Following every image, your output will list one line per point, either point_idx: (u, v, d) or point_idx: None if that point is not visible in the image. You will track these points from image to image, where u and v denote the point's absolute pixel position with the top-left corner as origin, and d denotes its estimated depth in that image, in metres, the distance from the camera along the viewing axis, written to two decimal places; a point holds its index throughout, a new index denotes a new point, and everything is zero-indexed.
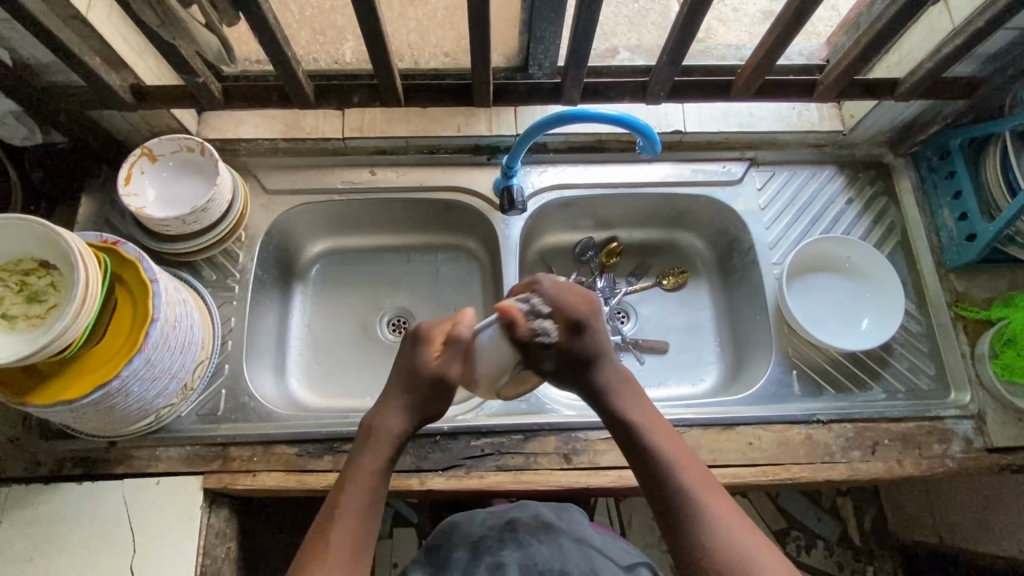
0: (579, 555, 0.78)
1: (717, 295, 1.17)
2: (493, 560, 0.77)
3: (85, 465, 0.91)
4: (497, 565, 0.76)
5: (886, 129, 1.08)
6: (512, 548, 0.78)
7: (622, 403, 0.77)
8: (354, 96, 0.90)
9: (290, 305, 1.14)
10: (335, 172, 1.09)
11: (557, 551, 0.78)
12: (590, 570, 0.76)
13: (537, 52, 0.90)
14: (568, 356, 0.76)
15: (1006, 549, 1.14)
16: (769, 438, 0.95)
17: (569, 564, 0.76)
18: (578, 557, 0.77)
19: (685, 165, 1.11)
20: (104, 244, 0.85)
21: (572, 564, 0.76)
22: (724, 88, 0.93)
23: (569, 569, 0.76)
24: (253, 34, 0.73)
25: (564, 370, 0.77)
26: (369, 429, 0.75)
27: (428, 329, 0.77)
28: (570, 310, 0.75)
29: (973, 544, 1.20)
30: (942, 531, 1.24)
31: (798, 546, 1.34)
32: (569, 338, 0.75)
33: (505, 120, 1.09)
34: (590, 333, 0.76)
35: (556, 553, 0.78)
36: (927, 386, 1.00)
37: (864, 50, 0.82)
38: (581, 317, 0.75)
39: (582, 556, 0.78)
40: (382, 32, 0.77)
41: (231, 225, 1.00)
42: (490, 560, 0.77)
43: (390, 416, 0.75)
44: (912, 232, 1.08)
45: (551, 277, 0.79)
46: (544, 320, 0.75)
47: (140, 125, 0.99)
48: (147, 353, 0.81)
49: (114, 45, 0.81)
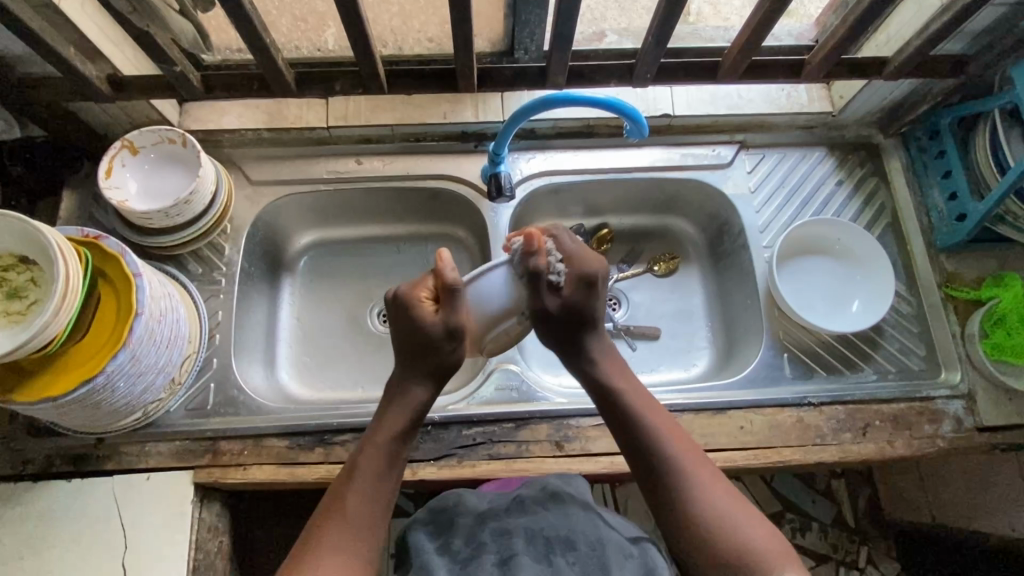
0: (586, 522, 0.78)
1: (709, 279, 1.17)
2: (499, 527, 0.77)
3: (74, 461, 0.91)
4: (502, 532, 0.77)
5: (875, 109, 1.07)
6: (517, 515, 0.79)
7: (606, 375, 0.83)
8: (337, 84, 0.88)
9: (278, 298, 1.13)
10: (321, 162, 1.08)
11: (564, 519, 0.78)
12: (595, 540, 0.76)
13: (523, 35, 0.89)
14: (572, 306, 0.82)
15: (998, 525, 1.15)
16: (760, 422, 0.95)
17: (575, 533, 0.76)
18: (585, 526, 0.77)
19: (675, 149, 1.10)
20: (86, 238, 0.84)
21: (577, 533, 0.77)
22: (711, 70, 0.92)
23: (574, 538, 0.76)
24: (230, 21, 0.71)
25: (562, 321, 0.83)
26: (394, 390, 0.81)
27: (411, 295, 0.79)
28: (585, 264, 0.82)
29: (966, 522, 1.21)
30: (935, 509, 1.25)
31: (793, 529, 1.32)
32: (580, 290, 0.82)
33: (492, 107, 1.08)
34: (597, 290, 0.83)
35: (562, 521, 0.78)
36: (918, 367, 1.00)
37: (852, 29, 0.81)
38: (594, 271, 0.82)
39: (588, 523, 0.78)
40: (361, 17, 0.76)
41: (216, 218, 0.98)
42: (496, 526, 0.77)
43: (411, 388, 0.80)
44: (903, 213, 1.08)
45: (569, 231, 0.85)
46: (559, 263, 0.82)
47: (119, 116, 0.98)
48: (132, 348, 0.80)
49: (88, 35, 0.79)
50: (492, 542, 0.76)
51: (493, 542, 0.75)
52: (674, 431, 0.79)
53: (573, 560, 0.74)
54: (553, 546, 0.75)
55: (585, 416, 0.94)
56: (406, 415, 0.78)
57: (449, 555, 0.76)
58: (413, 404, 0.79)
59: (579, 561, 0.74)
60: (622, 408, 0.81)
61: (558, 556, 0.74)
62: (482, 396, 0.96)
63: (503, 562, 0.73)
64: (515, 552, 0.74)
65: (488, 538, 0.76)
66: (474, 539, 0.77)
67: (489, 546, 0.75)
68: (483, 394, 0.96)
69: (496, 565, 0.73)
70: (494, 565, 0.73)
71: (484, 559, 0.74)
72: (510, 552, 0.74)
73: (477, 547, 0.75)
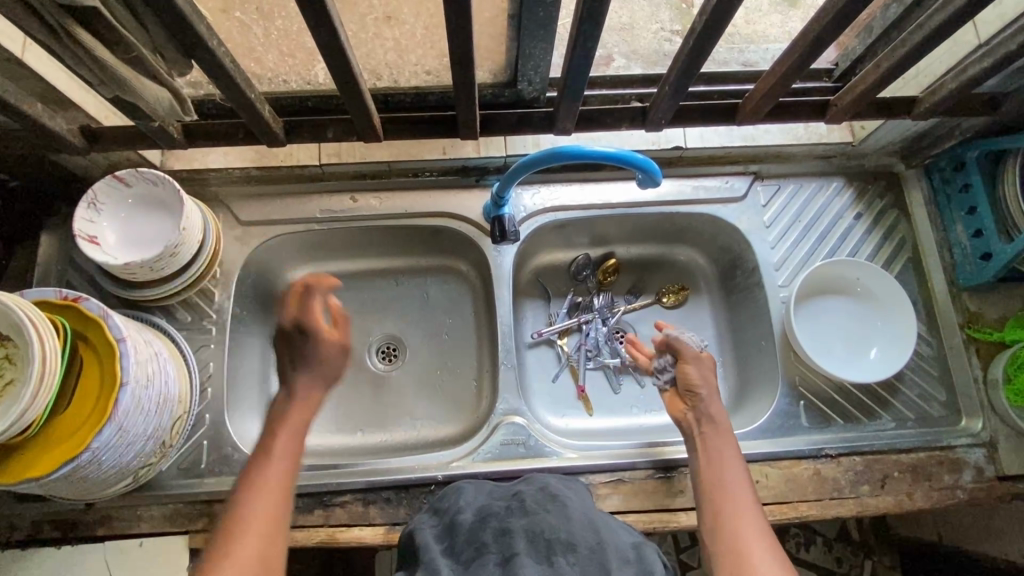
0: (590, 527, 0.69)
1: (719, 312, 1.13)
2: (499, 527, 0.68)
3: (65, 527, 0.87)
4: (503, 533, 0.68)
5: (897, 140, 1.02)
6: (519, 516, 0.69)
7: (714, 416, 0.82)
8: (329, 131, 0.85)
9: (272, 338, 1.08)
10: (314, 200, 1.02)
11: (564, 520, 0.69)
12: (596, 543, 0.66)
13: (527, 69, 0.82)
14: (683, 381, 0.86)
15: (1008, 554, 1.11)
16: (776, 476, 0.91)
17: (577, 536, 0.67)
18: (586, 530, 0.68)
19: (685, 181, 1.05)
20: (63, 301, 0.79)
21: (579, 535, 0.67)
22: (729, 111, 0.87)
23: (576, 541, 0.66)
24: (210, 80, 0.65)
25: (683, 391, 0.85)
26: (304, 378, 0.77)
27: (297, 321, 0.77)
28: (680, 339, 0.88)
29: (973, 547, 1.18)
30: (941, 530, 1.22)
31: (797, 544, 1.29)
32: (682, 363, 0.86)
33: (494, 142, 1.03)
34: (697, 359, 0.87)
35: (564, 523, 0.68)
36: (938, 413, 0.97)
37: (885, 74, 0.76)
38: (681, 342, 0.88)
39: (591, 527, 0.68)
40: (353, 71, 0.69)
41: (205, 264, 0.93)
42: (496, 526, 0.69)
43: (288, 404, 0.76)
44: (924, 248, 1.03)
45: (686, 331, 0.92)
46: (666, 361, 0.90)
47: (97, 158, 0.92)
48: (119, 421, 0.76)
49: (59, 87, 0.73)
50: (494, 543, 0.67)
51: (495, 543, 0.67)
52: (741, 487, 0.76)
53: (574, 562, 0.64)
54: (555, 549, 0.65)
55: (595, 472, 0.91)
56: (306, 414, 0.76)
57: (451, 555, 0.68)
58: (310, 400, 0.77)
59: (581, 564, 0.64)
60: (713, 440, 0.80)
61: (560, 558, 0.64)
62: (487, 451, 0.92)
63: (504, 562, 0.64)
64: (516, 553, 0.64)
65: (490, 539, 0.67)
66: (476, 539, 0.69)
67: (490, 547, 0.66)
68: (489, 449, 0.92)
69: (497, 566, 0.64)
70: (494, 567, 0.64)
71: (485, 560, 0.65)
72: (510, 552, 0.64)
73: (479, 548, 0.67)
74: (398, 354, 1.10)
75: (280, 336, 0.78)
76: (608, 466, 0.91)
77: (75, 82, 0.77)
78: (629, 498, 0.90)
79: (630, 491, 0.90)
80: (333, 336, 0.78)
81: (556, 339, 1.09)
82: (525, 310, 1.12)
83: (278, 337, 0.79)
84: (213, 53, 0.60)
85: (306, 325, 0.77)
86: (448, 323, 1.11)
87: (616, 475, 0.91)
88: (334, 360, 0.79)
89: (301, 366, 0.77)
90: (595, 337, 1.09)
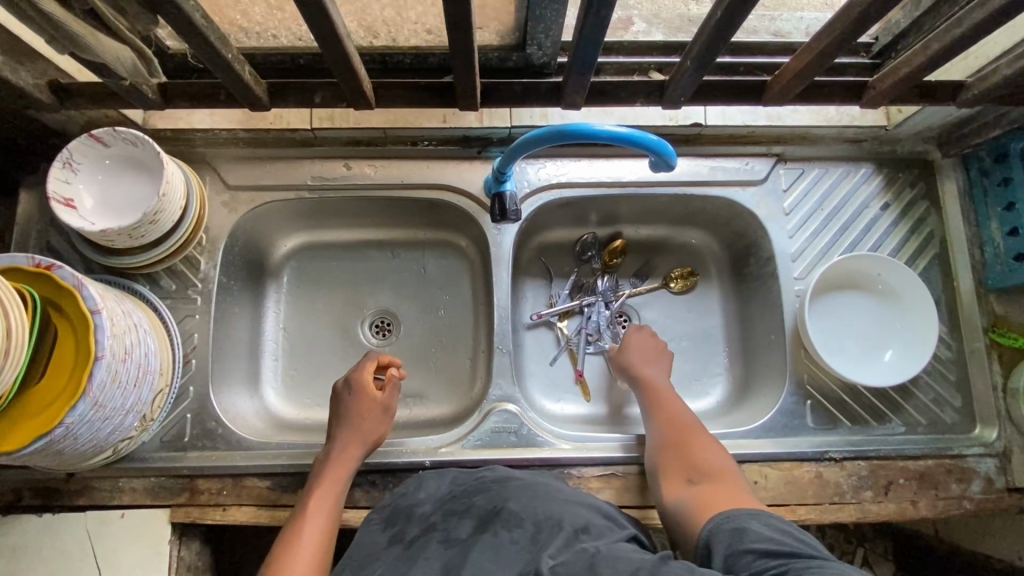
0: (545, 500, 0.70)
1: (729, 300, 1.07)
2: (457, 508, 0.72)
3: (45, 495, 0.86)
4: (452, 514, 0.71)
5: (936, 125, 0.94)
6: (476, 496, 0.73)
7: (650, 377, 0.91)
8: (317, 96, 0.79)
9: (262, 308, 1.04)
10: (305, 166, 0.97)
11: (527, 499, 0.70)
12: (545, 519, 0.67)
13: (537, 32, 0.74)
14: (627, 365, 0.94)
15: (1006, 555, 1.08)
16: (776, 477, 0.88)
17: (527, 510, 0.68)
18: (541, 505, 0.69)
19: (703, 161, 0.98)
20: (36, 269, 0.74)
21: (529, 510, 0.68)
22: (756, 90, 0.80)
23: (524, 515, 0.67)
24: (180, 39, 0.59)
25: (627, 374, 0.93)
26: (347, 432, 0.84)
27: (359, 378, 0.88)
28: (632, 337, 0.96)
29: (971, 544, 1.15)
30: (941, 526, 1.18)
31: None
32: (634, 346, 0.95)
33: (498, 111, 0.95)
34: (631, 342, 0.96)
35: (519, 498, 0.70)
36: (951, 420, 0.92)
37: (934, 57, 0.68)
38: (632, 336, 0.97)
39: (547, 502, 0.69)
40: (340, 36, 0.63)
41: (189, 231, 0.89)
42: (449, 509, 0.72)
43: (345, 450, 0.83)
44: (953, 244, 0.97)
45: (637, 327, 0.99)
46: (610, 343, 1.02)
47: (75, 115, 0.86)
48: (94, 396, 0.73)
49: (22, 37, 0.67)
50: (442, 523, 0.70)
51: (443, 522, 0.70)
52: (682, 424, 0.83)
53: (516, 536, 0.64)
54: (500, 522, 0.66)
55: (588, 465, 0.88)
56: (344, 470, 0.81)
57: (399, 539, 0.70)
58: (347, 459, 0.82)
59: (522, 541, 0.64)
60: (656, 392, 0.88)
61: (503, 531, 0.65)
62: (477, 438, 0.89)
63: (446, 542, 0.66)
64: (459, 535, 0.67)
65: (438, 520, 0.71)
66: (426, 522, 0.71)
67: (437, 526, 0.69)
68: (479, 436, 0.89)
69: (440, 543, 0.66)
70: (437, 545, 0.66)
71: (430, 538, 0.67)
72: (453, 534, 0.67)
73: (426, 530, 0.70)
74: (392, 329, 1.06)
75: (335, 396, 0.89)
76: (602, 459, 0.88)
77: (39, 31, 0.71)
78: (621, 493, 0.87)
79: (623, 486, 0.87)
80: (377, 394, 0.88)
81: (557, 321, 1.05)
82: (525, 289, 1.07)
83: (334, 396, 0.89)
84: (180, 8, 0.54)
85: (357, 384, 0.88)
86: (444, 300, 1.07)
87: (609, 469, 0.88)
88: (372, 421, 0.86)
89: (347, 424, 0.85)
90: (597, 321, 1.04)
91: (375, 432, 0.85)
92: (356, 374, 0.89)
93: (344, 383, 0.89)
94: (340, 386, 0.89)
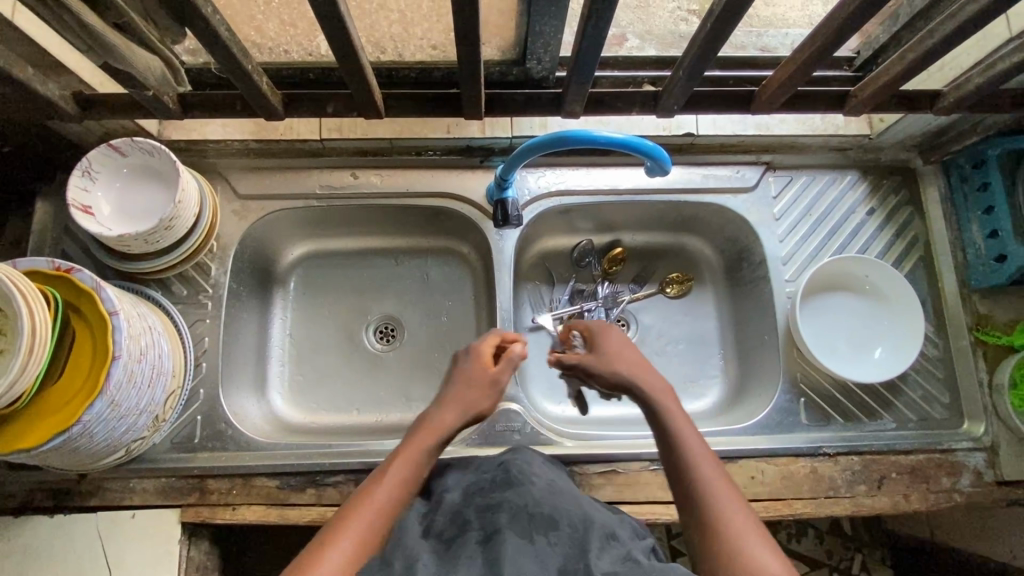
0: (573, 503, 0.66)
1: (723, 304, 1.11)
2: (485, 503, 0.65)
3: (57, 497, 0.87)
4: (486, 510, 0.64)
5: (917, 133, 0.99)
6: (504, 491, 0.67)
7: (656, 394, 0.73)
8: (328, 107, 0.82)
9: (269, 315, 1.07)
10: (313, 175, 1.00)
11: (549, 497, 0.66)
12: (579, 521, 0.63)
13: (537, 47, 0.78)
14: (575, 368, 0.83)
15: (1000, 554, 1.10)
16: (772, 472, 0.90)
17: (560, 512, 0.64)
18: (570, 507, 0.65)
19: (696, 169, 1.02)
20: (57, 272, 0.77)
21: (561, 512, 0.64)
22: (744, 99, 0.84)
23: (558, 517, 0.63)
24: (205, 50, 0.63)
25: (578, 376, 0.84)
26: (451, 397, 0.76)
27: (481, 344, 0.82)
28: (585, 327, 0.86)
29: (966, 545, 1.17)
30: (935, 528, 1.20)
31: (789, 535, 1.24)
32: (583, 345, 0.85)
33: (499, 122, 1.00)
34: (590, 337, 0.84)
35: (547, 498, 0.66)
36: (940, 416, 0.95)
37: (911, 66, 0.72)
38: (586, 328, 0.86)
39: (575, 503, 0.66)
40: (355, 49, 0.67)
41: (202, 237, 0.91)
42: (480, 504, 0.65)
43: (446, 417, 0.74)
44: (936, 247, 1.01)
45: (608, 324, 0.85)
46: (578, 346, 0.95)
47: (93, 127, 0.90)
48: (110, 395, 0.75)
49: (49, 50, 0.71)
50: (477, 520, 0.63)
51: (478, 519, 0.63)
52: (712, 470, 0.65)
53: (555, 541, 0.60)
54: (537, 525, 0.62)
55: (590, 462, 0.90)
56: (440, 436, 0.72)
57: (431, 536, 0.63)
58: (444, 423, 0.73)
59: (562, 543, 0.60)
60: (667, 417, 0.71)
61: (541, 535, 0.60)
62: (481, 436, 0.91)
63: (485, 540, 0.60)
64: (498, 529, 0.60)
65: (474, 516, 0.63)
66: (458, 518, 0.64)
67: (473, 524, 0.62)
68: (483, 435, 0.92)
69: (479, 543, 0.60)
70: (476, 545, 0.59)
71: (468, 538, 0.61)
72: (493, 529, 0.61)
73: (462, 530, 0.62)
74: (396, 335, 1.09)
75: (454, 359, 0.82)
76: (603, 456, 0.90)
77: (67, 45, 0.75)
78: (623, 489, 0.89)
79: (624, 482, 0.89)
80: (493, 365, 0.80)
81: None
82: (526, 295, 1.10)
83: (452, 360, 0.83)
84: (207, 21, 0.58)
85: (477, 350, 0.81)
86: (447, 305, 1.10)
87: (610, 466, 0.90)
88: (478, 392, 0.77)
89: (455, 389, 0.77)
90: None
91: (478, 406, 0.76)
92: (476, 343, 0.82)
93: (463, 349, 0.83)
94: (462, 349, 0.83)
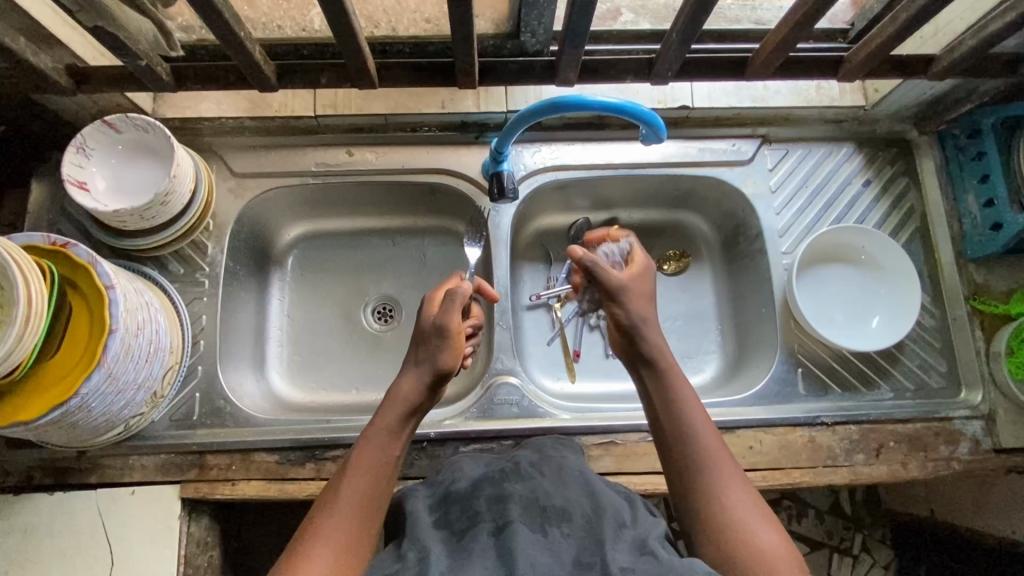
0: (585, 492, 0.65)
1: (721, 280, 1.11)
2: (495, 492, 0.64)
3: (56, 474, 0.87)
4: (497, 500, 0.63)
5: (911, 104, 0.99)
6: (514, 482, 0.65)
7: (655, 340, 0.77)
8: (322, 78, 0.82)
9: (266, 295, 1.07)
10: (309, 153, 1.00)
11: (559, 488, 0.65)
12: (591, 512, 0.62)
13: (530, 17, 0.78)
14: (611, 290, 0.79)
15: (1000, 528, 1.10)
16: (771, 442, 0.91)
17: (572, 503, 0.62)
18: (582, 498, 0.63)
19: (691, 143, 1.02)
20: (52, 247, 0.77)
21: (573, 503, 0.62)
22: (739, 66, 0.84)
23: (570, 508, 0.62)
24: (198, 15, 0.63)
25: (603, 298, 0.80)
26: (410, 363, 0.76)
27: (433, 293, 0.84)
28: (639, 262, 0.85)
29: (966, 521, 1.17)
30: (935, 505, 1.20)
31: (789, 515, 1.24)
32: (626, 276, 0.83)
33: (494, 96, 1.00)
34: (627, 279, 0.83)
35: (559, 491, 0.64)
36: (937, 384, 0.95)
37: (904, 26, 0.73)
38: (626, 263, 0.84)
39: (588, 492, 0.64)
40: (349, 16, 0.67)
41: (198, 215, 0.91)
42: (491, 494, 0.63)
43: (404, 385, 0.74)
44: (933, 218, 1.01)
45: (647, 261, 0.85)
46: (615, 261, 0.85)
47: (88, 104, 0.90)
48: (109, 367, 0.75)
49: (43, 21, 0.71)
50: (488, 511, 0.61)
51: (489, 511, 0.61)
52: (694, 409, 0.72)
53: (569, 533, 0.59)
54: (549, 517, 0.60)
55: (589, 434, 0.91)
56: (399, 409, 0.72)
57: (444, 528, 0.62)
58: (405, 392, 0.73)
59: (576, 534, 0.59)
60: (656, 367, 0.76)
61: (554, 527, 0.59)
62: (480, 410, 0.92)
63: (498, 531, 0.58)
64: (510, 520, 0.59)
65: (484, 507, 0.62)
66: (470, 509, 0.63)
67: (484, 516, 0.61)
68: (483, 408, 0.92)
69: (491, 535, 0.58)
70: (488, 538, 0.58)
71: (479, 530, 0.59)
72: (504, 520, 0.59)
73: (473, 521, 0.61)
74: (394, 314, 1.09)
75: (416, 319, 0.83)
76: (601, 428, 0.91)
77: (60, 17, 0.75)
78: (621, 460, 0.89)
79: (623, 453, 0.90)
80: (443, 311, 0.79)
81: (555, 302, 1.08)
82: (523, 272, 1.10)
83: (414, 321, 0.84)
84: None
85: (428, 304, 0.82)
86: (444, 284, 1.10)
87: (608, 437, 0.91)
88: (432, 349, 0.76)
89: (410, 359, 0.76)
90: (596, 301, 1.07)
91: (437, 358, 0.75)
92: (423, 312, 0.80)
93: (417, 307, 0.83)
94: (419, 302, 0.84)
